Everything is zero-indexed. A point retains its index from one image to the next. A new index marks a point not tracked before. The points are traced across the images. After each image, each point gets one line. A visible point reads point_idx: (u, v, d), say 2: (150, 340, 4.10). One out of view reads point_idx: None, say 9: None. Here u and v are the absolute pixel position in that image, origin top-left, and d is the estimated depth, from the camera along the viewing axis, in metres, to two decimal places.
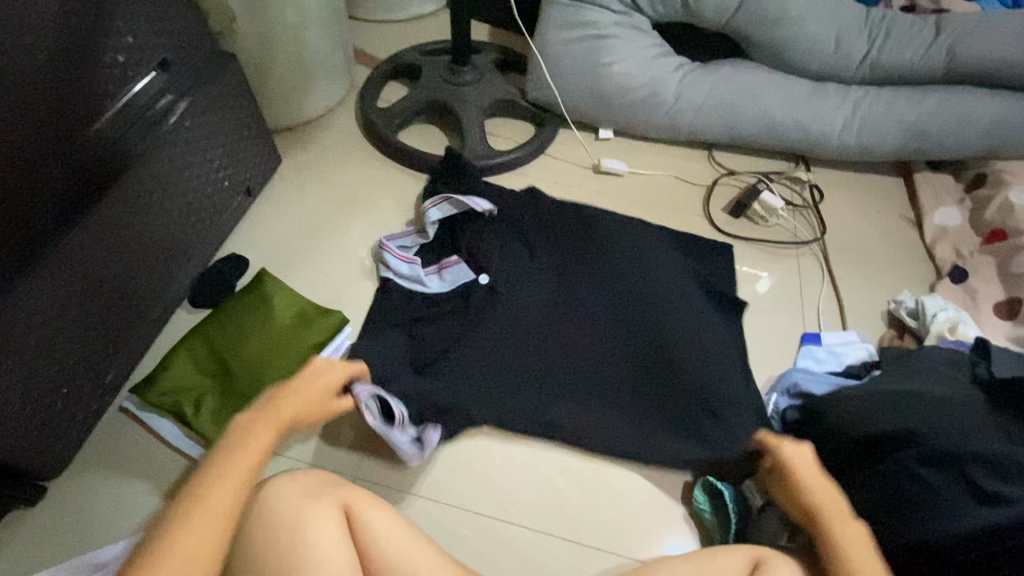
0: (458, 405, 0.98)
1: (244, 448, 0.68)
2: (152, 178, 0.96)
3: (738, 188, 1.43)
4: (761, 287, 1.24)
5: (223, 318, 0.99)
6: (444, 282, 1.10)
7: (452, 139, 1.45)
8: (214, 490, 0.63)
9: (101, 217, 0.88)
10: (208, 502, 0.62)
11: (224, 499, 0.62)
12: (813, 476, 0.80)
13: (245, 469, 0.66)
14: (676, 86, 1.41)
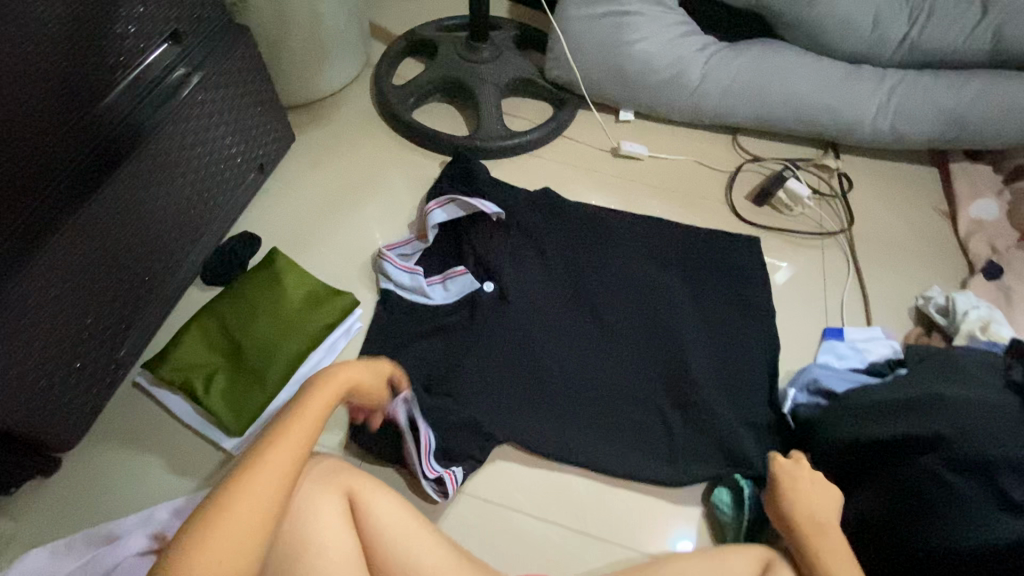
0: (472, 409, 0.98)
1: (285, 441, 0.59)
2: (164, 153, 0.95)
3: (763, 175, 1.37)
4: (779, 278, 1.20)
5: (233, 297, 0.97)
6: (448, 292, 1.08)
7: (469, 118, 1.41)
8: (250, 491, 0.53)
9: (114, 191, 0.87)
10: (240, 508, 0.52)
11: (259, 504, 0.53)
12: (814, 510, 0.78)
13: (287, 467, 0.57)
14: (702, 66, 1.35)
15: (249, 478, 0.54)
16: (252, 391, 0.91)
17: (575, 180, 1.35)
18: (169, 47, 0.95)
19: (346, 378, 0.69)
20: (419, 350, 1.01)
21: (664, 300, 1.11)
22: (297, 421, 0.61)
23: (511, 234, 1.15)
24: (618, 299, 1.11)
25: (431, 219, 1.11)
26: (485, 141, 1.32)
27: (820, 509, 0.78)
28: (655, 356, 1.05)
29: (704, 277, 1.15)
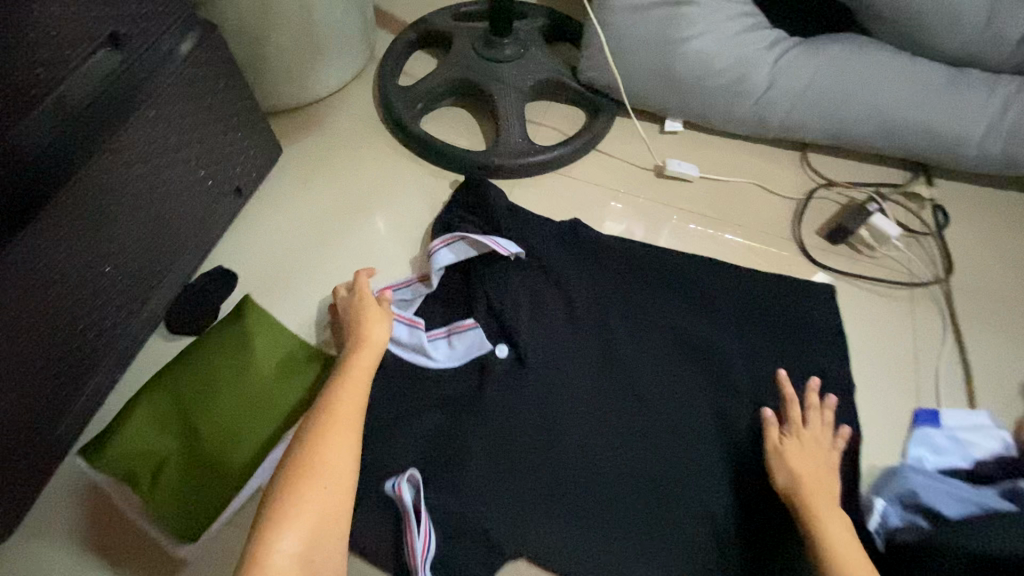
0: (478, 499, 0.80)
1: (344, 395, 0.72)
2: (94, 196, 0.76)
3: (840, 205, 1.14)
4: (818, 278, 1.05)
5: (192, 364, 0.80)
6: (455, 352, 0.89)
7: (486, 127, 1.20)
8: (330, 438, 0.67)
9: (22, 251, 0.68)
10: (328, 452, 0.66)
11: (339, 445, 0.67)
12: (799, 452, 0.80)
13: (353, 415, 0.70)
14: (770, 69, 1.11)
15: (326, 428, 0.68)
16: (208, 486, 0.75)
17: (611, 206, 1.13)
18: (103, 52, 0.73)
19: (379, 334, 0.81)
20: (416, 430, 0.83)
21: (715, 371, 0.91)
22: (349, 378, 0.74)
23: (532, 282, 0.94)
24: (660, 367, 0.91)
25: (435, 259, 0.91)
26: (505, 158, 1.11)
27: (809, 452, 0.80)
28: (703, 444, 0.86)
29: (766, 340, 0.94)
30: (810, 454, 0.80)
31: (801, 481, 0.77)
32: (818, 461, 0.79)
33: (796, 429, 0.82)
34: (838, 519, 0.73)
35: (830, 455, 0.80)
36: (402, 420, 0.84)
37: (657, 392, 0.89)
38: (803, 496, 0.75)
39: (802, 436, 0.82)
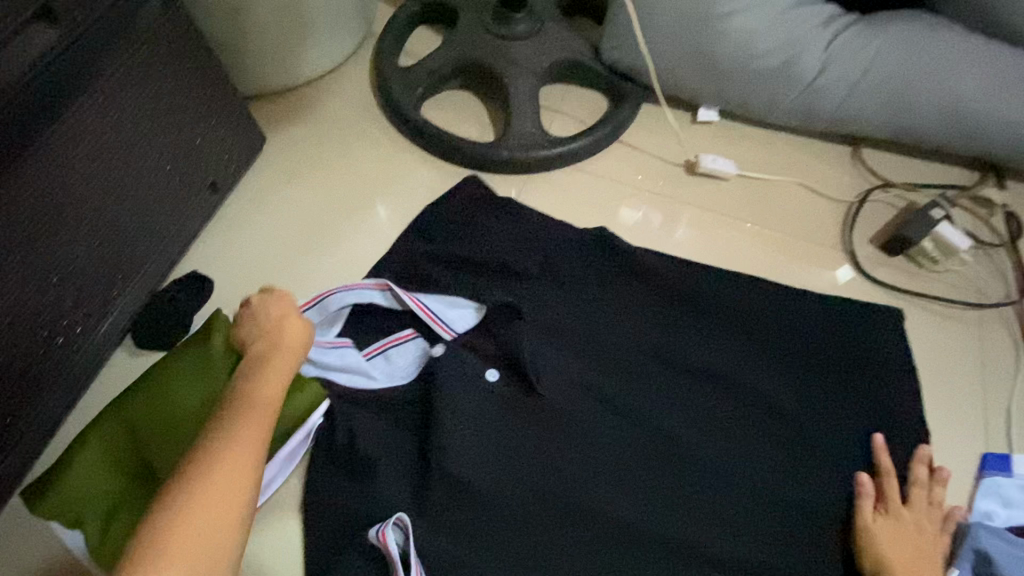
0: (477, 549, 0.70)
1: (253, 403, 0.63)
2: (25, 200, 0.65)
3: (896, 209, 1.00)
4: (841, 275, 0.94)
5: (147, 392, 0.70)
6: (393, 372, 0.78)
7: (495, 115, 1.07)
8: (229, 451, 0.58)
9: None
10: (228, 467, 0.57)
11: (239, 462, 0.58)
12: (896, 539, 0.71)
13: (262, 426, 0.62)
14: (822, 50, 0.95)
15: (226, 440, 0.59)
16: None
17: (634, 207, 1.00)
18: (34, 27, 0.59)
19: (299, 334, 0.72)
20: (405, 468, 0.74)
21: (746, 405, 0.80)
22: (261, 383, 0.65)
23: (540, 300, 0.85)
24: (684, 400, 0.80)
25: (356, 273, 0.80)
26: (515, 151, 0.98)
27: (909, 539, 0.71)
28: (733, 490, 0.76)
29: (808, 370, 0.82)
30: (910, 541, 0.71)
31: (892, 568, 0.69)
32: (919, 550, 0.70)
33: (894, 508, 0.73)
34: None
35: (933, 543, 0.71)
36: (390, 457, 0.74)
37: (682, 428, 0.79)
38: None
39: (901, 518, 0.73)
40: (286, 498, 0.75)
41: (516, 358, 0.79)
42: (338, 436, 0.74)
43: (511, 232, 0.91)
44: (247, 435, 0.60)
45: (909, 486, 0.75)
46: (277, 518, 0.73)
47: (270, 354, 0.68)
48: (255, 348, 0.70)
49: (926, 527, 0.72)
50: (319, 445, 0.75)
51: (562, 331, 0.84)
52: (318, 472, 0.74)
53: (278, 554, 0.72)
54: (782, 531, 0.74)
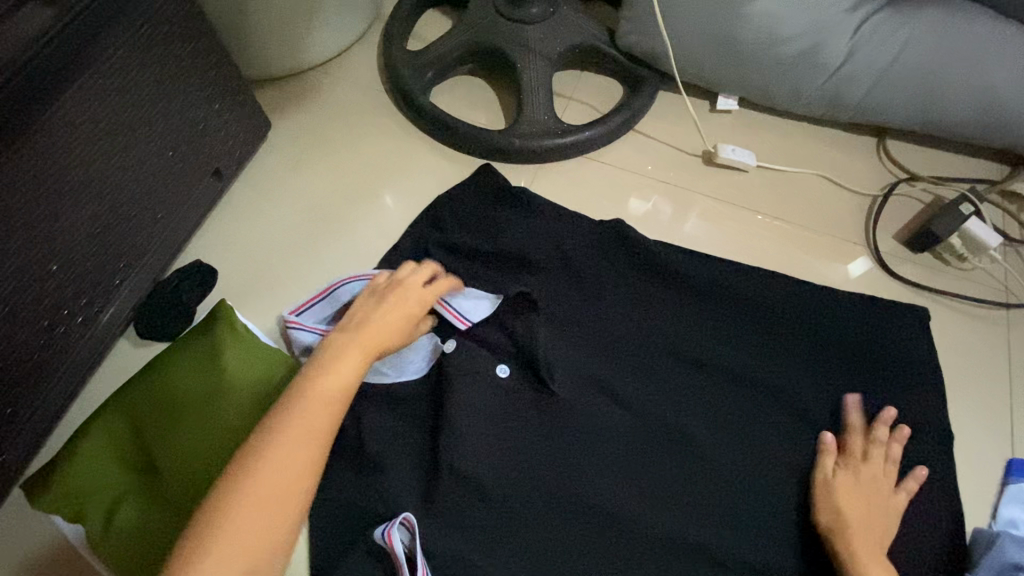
0: (485, 548, 0.68)
1: (317, 398, 0.56)
2: (25, 185, 0.63)
3: (922, 203, 0.96)
4: (853, 269, 0.91)
5: (151, 383, 0.68)
6: (403, 369, 0.75)
7: (508, 102, 1.03)
8: (279, 455, 0.51)
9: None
10: (280, 476, 0.51)
11: (290, 470, 0.51)
12: (852, 489, 0.70)
13: (320, 429, 0.54)
14: (850, 35, 0.91)
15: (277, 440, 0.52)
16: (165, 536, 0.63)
17: (650, 199, 0.97)
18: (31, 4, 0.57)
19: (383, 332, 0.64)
20: (413, 465, 0.72)
21: (765, 405, 0.78)
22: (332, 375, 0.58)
23: (555, 293, 0.83)
24: (699, 399, 0.78)
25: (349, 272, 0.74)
26: (527, 140, 0.95)
27: (862, 491, 0.70)
28: (749, 494, 0.73)
29: (827, 370, 0.80)
30: (865, 492, 0.70)
31: (846, 517, 0.68)
32: (873, 502, 0.70)
33: (853, 463, 0.73)
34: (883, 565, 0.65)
35: (888, 498, 0.70)
36: (396, 453, 0.72)
37: (697, 428, 0.76)
38: (847, 535, 0.67)
39: (857, 471, 0.72)
40: None
41: (526, 351, 0.77)
42: (345, 431, 0.73)
43: (523, 223, 0.88)
44: (301, 441, 0.53)
45: (867, 440, 0.74)
46: None
47: (355, 337, 0.62)
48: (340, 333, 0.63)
49: (883, 480, 0.72)
50: None
51: (575, 327, 0.82)
52: (324, 468, 0.72)
53: None
54: (800, 536, 0.72)
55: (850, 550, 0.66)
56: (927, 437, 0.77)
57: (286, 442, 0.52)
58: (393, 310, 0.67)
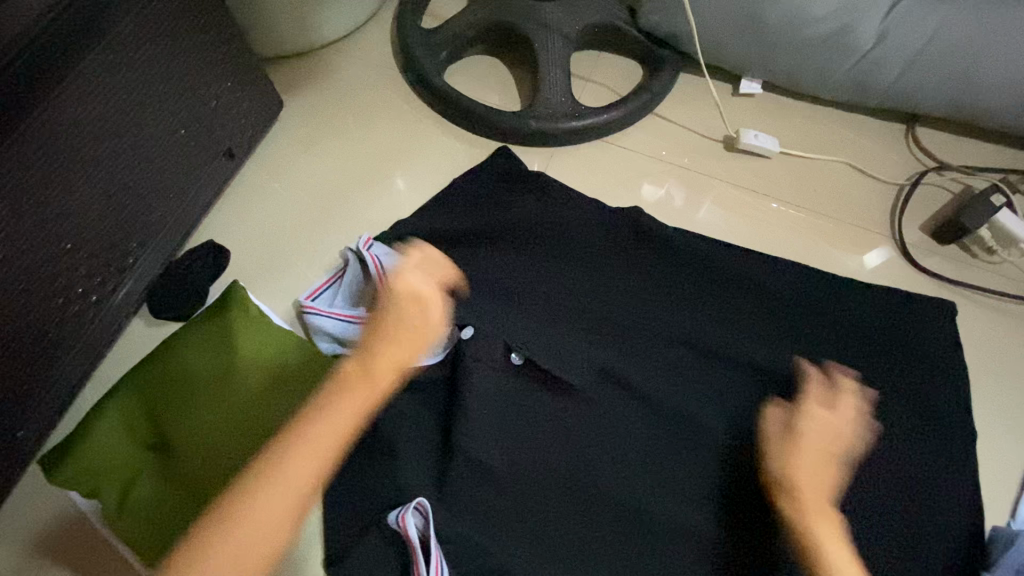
0: (497, 534, 0.68)
1: (301, 449, 0.53)
2: (38, 162, 0.62)
3: (951, 194, 0.93)
4: (870, 258, 0.89)
5: (167, 361, 0.69)
6: None
7: (523, 82, 1.01)
8: (252, 510, 0.50)
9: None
10: (263, 507, 0.51)
11: (260, 524, 0.50)
12: (811, 438, 0.67)
13: (297, 485, 0.52)
14: (881, 16, 0.87)
15: (255, 491, 0.51)
16: (185, 510, 0.64)
17: (663, 185, 0.94)
18: None
19: (385, 363, 0.58)
20: (424, 450, 0.72)
21: (782, 397, 0.77)
22: (323, 421, 0.54)
23: (570, 281, 0.82)
24: (714, 390, 0.77)
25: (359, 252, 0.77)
26: (543, 122, 0.93)
27: (828, 452, 0.65)
28: (764, 487, 0.72)
29: (846, 364, 0.78)
30: (783, 454, 0.66)
31: (796, 471, 0.64)
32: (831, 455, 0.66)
33: (798, 415, 0.69)
34: (840, 534, 0.60)
35: (843, 446, 0.66)
36: (409, 438, 0.72)
37: (712, 419, 0.75)
38: (797, 499, 0.63)
39: (784, 433, 0.68)
40: None
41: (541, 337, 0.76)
42: None
43: (536, 208, 0.86)
44: (274, 495, 0.51)
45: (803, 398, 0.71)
46: None
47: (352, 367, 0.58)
48: (343, 369, 0.58)
49: (799, 444, 0.66)
50: None
51: (590, 314, 0.80)
52: None
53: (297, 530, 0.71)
54: None
55: (801, 515, 0.62)
56: (950, 433, 0.75)
57: (261, 494, 0.51)
58: (397, 337, 0.60)
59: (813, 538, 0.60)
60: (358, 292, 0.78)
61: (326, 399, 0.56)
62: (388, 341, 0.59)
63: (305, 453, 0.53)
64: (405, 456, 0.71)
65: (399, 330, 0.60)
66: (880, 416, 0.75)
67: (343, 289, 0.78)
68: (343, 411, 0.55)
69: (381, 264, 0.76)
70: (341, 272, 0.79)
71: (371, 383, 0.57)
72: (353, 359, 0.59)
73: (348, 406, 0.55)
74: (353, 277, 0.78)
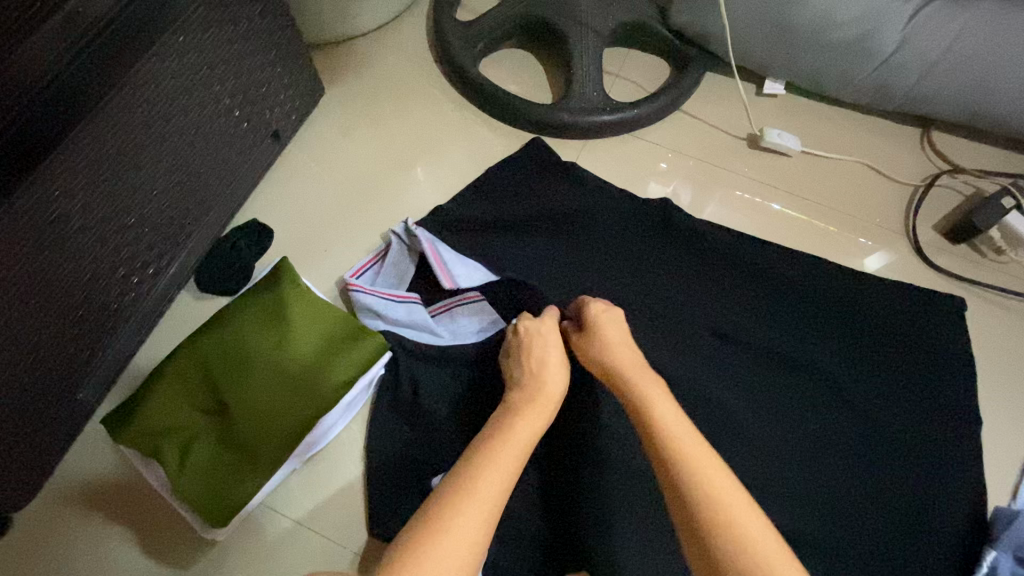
0: (532, 501, 0.72)
1: (512, 441, 0.55)
2: (112, 138, 0.65)
3: (962, 195, 0.97)
4: (869, 264, 0.92)
5: (223, 331, 0.72)
6: (458, 330, 0.79)
7: (556, 76, 1.04)
8: (488, 482, 0.50)
9: (30, 199, 0.59)
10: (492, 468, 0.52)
11: (490, 496, 0.49)
12: (612, 331, 0.68)
13: (515, 465, 0.53)
14: (904, 23, 0.90)
15: (485, 468, 0.52)
16: (241, 470, 0.69)
17: (669, 184, 0.98)
18: None
19: (552, 381, 0.64)
20: (462, 422, 0.75)
21: (797, 382, 0.81)
22: (520, 424, 0.58)
23: (600, 267, 0.86)
24: (734, 374, 0.81)
25: (402, 235, 0.81)
26: (574, 115, 0.96)
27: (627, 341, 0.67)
28: (780, 466, 0.77)
29: (862, 353, 0.83)
30: (601, 345, 0.67)
31: (616, 353, 0.66)
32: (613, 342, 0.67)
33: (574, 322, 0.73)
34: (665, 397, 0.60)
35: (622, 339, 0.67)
36: (449, 410, 0.76)
37: (732, 399, 0.80)
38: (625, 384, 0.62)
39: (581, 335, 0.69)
40: (347, 443, 0.77)
41: None
42: (400, 385, 0.77)
43: (568, 197, 0.90)
44: (503, 472, 0.52)
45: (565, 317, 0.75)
46: (339, 462, 0.76)
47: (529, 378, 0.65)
48: (514, 394, 0.64)
49: (601, 331, 0.68)
50: (382, 392, 0.77)
51: (618, 299, 0.85)
52: (379, 419, 0.76)
53: (339, 495, 0.74)
54: (830, 507, 0.75)
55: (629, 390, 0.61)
56: (957, 419, 0.79)
57: (492, 472, 0.51)
58: (552, 355, 0.67)
59: (645, 408, 0.58)
60: (400, 271, 0.82)
61: (511, 416, 0.60)
62: (543, 361, 0.66)
63: (515, 442, 0.56)
64: (445, 425, 0.75)
65: (552, 350, 0.68)
66: (890, 403, 0.80)
67: (384, 270, 0.82)
68: (530, 417, 0.60)
69: (436, 250, 0.80)
70: (381, 253, 0.83)
71: (546, 394, 0.63)
72: (518, 385, 0.65)
73: (537, 416, 0.60)
74: (396, 259, 0.82)
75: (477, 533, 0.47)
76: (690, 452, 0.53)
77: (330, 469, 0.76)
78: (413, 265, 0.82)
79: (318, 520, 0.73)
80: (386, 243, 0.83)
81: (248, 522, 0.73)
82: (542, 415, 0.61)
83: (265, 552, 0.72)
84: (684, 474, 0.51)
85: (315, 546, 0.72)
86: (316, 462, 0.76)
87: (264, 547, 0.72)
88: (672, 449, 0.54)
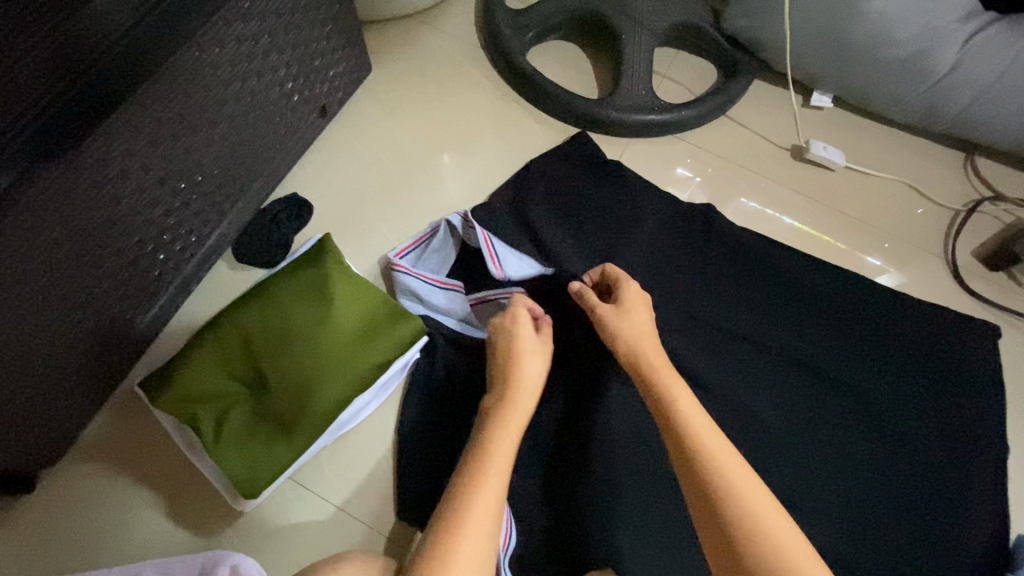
0: (561, 491, 0.72)
1: (491, 471, 0.55)
2: (174, 101, 0.65)
3: (1002, 223, 0.97)
4: (883, 280, 0.92)
5: (266, 303, 0.73)
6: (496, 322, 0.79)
7: (606, 72, 1.03)
8: (482, 498, 0.53)
9: (92, 154, 0.58)
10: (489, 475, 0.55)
11: (489, 506, 0.53)
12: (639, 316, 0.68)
13: (499, 494, 0.54)
14: (959, 46, 0.88)
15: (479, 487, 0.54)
16: (275, 441, 0.69)
17: (687, 190, 0.97)
18: None
19: (527, 382, 0.64)
20: None
21: (828, 396, 0.81)
22: (497, 444, 0.58)
23: (639, 267, 0.86)
24: (769, 384, 0.82)
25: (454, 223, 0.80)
26: (622, 112, 0.95)
27: (650, 326, 0.68)
28: (808, 479, 0.77)
29: (896, 372, 0.83)
30: (623, 332, 0.66)
31: (639, 339, 0.66)
32: (641, 328, 0.67)
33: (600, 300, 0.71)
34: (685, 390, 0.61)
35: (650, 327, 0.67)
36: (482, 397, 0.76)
37: (764, 409, 0.80)
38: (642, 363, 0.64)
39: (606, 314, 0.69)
40: (379, 421, 0.77)
41: None
42: (436, 369, 0.77)
43: (610, 195, 0.90)
44: (491, 492, 0.54)
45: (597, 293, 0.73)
46: (371, 438, 0.76)
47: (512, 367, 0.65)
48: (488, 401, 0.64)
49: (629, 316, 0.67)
50: (416, 374, 0.78)
51: (654, 299, 0.85)
52: (413, 400, 0.76)
53: (367, 473, 0.74)
54: (854, 522, 0.75)
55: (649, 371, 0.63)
56: (986, 445, 0.79)
57: (481, 499, 0.53)
58: (527, 354, 0.66)
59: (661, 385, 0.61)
60: (444, 255, 0.82)
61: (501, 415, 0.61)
62: (519, 361, 0.65)
63: (496, 473, 0.55)
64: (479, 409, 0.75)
65: (528, 352, 0.66)
66: (920, 423, 0.80)
67: (428, 256, 0.81)
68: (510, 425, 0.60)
69: (490, 243, 0.78)
70: (426, 235, 0.81)
71: (522, 397, 0.63)
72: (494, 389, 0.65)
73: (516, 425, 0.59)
74: (437, 245, 0.81)
75: (486, 540, 0.51)
76: (709, 443, 0.55)
77: (361, 446, 0.76)
78: (456, 240, 0.82)
79: (346, 497, 0.73)
80: (432, 227, 0.81)
81: (277, 494, 0.73)
82: (523, 411, 0.62)
83: (291, 523, 0.72)
84: (710, 480, 0.53)
85: (342, 520, 0.72)
86: (346, 438, 0.76)
87: (292, 519, 0.72)
88: (688, 426, 0.57)
